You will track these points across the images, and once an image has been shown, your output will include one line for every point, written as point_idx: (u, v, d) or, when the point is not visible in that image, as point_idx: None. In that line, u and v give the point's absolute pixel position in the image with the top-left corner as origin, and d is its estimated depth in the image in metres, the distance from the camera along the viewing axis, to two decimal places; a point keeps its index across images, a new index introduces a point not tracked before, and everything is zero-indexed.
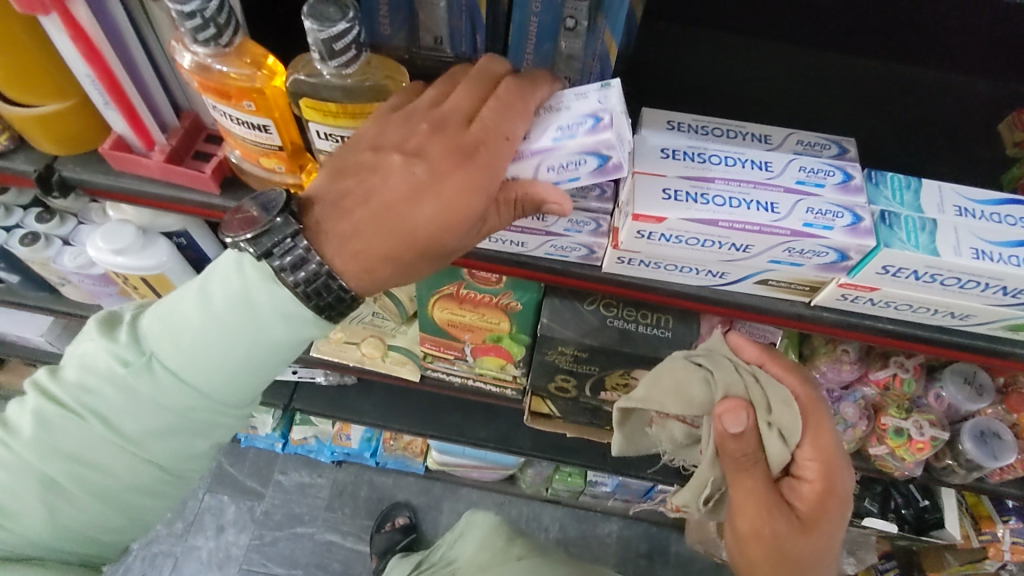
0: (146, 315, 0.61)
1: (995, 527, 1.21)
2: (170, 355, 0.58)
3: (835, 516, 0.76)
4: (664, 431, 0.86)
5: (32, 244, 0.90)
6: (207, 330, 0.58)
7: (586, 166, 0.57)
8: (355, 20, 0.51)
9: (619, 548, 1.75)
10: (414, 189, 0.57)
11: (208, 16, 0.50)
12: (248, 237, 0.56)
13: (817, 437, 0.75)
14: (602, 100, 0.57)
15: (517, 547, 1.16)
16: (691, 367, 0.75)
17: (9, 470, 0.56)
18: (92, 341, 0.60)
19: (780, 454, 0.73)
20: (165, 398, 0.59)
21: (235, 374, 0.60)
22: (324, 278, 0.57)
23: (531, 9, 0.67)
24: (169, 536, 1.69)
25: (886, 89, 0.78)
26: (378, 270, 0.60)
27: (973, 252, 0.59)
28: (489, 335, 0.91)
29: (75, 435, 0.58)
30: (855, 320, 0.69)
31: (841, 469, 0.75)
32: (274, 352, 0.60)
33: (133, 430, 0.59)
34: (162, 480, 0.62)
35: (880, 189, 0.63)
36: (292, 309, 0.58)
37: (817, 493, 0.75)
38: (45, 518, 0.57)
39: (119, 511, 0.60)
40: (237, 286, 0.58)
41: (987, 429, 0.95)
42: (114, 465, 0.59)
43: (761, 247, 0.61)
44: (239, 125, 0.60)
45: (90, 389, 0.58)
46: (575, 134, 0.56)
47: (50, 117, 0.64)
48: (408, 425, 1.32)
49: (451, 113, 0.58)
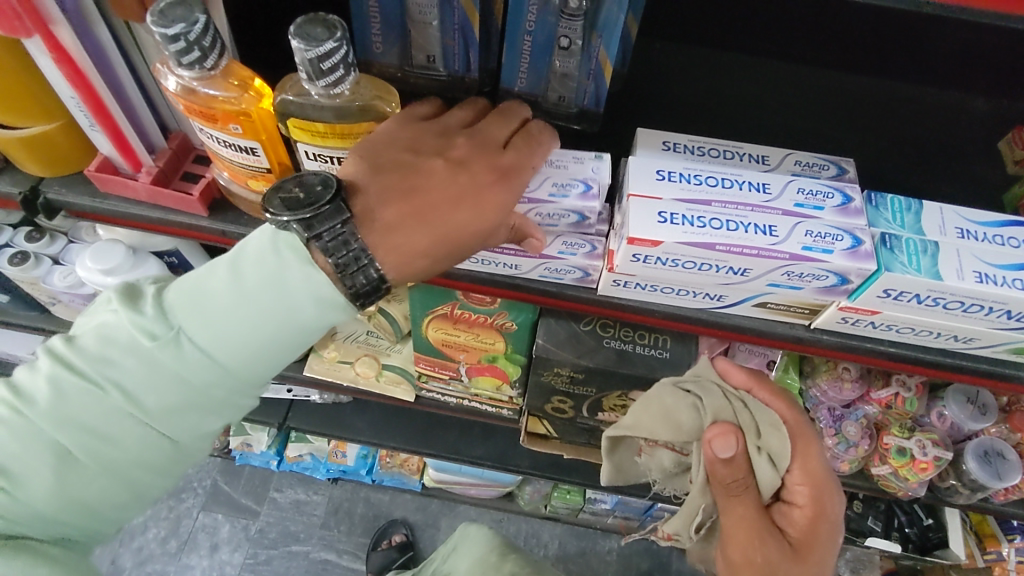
0: (173, 287, 0.56)
1: (1000, 546, 1.18)
2: (197, 332, 0.54)
3: (825, 541, 0.75)
4: (653, 460, 0.85)
5: (21, 263, 0.88)
6: (235, 309, 0.54)
7: (566, 220, 0.62)
8: (343, 39, 0.50)
9: (619, 566, 1.72)
10: (458, 190, 0.57)
11: (192, 40, 0.49)
12: (300, 219, 0.53)
13: (806, 460, 0.73)
14: (596, 171, 0.62)
15: (511, 562, 1.13)
16: (679, 394, 0.73)
17: (22, 437, 0.53)
18: (114, 309, 0.56)
19: (771, 480, 0.72)
20: (187, 375, 0.55)
21: (260, 358, 0.56)
22: (367, 267, 0.55)
23: (524, 29, 0.66)
24: (163, 555, 1.66)
25: (883, 105, 0.77)
26: (415, 264, 0.57)
27: (977, 276, 0.58)
28: (485, 355, 0.89)
29: (92, 407, 0.54)
30: (855, 343, 0.68)
31: (832, 494, 0.75)
32: (301, 335, 0.56)
33: (151, 405, 0.55)
34: (175, 456, 0.59)
35: (880, 211, 0.62)
36: (325, 293, 0.54)
37: (809, 518, 0.74)
38: (52, 488, 0.54)
39: (129, 484, 0.58)
40: (271, 266, 0.53)
41: (991, 448, 0.94)
42: (129, 440, 0.56)
43: (760, 271, 0.59)
44: (227, 147, 0.59)
45: (109, 361, 0.54)
46: (569, 195, 0.60)
47: (37, 140, 0.63)
48: (404, 443, 1.30)
49: (486, 136, 0.60)
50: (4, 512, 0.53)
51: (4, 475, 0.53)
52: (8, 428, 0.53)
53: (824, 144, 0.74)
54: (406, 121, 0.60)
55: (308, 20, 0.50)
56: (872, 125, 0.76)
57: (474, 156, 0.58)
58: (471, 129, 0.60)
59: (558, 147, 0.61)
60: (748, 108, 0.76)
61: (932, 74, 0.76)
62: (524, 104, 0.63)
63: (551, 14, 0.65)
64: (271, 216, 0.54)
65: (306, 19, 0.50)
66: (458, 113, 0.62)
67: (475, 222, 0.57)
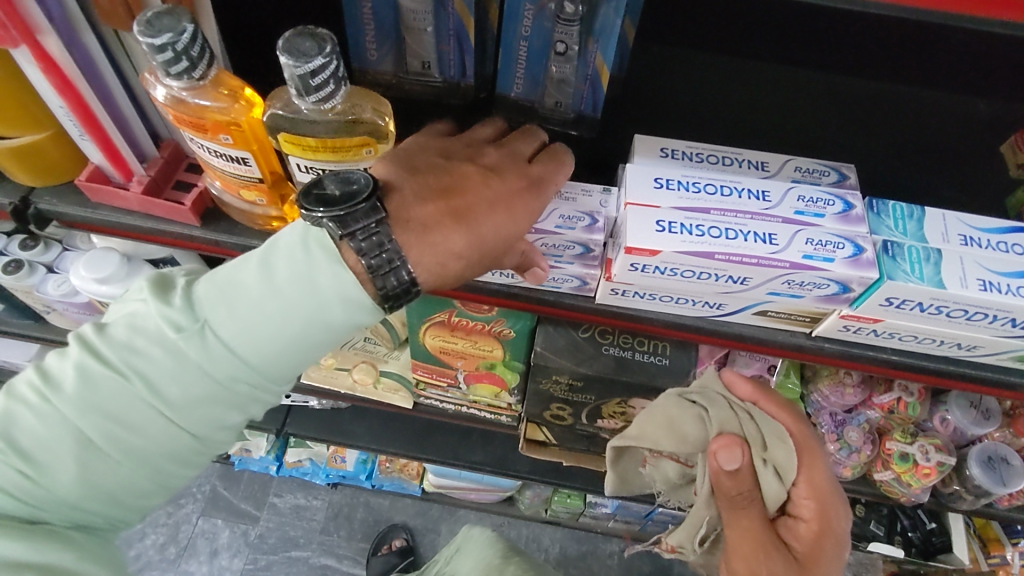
0: (204, 279, 0.55)
1: (1004, 550, 1.17)
2: (225, 324, 0.53)
3: (832, 558, 0.73)
4: (657, 471, 0.84)
5: (15, 271, 0.87)
6: (263, 303, 0.53)
7: (571, 252, 0.62)
8: (332, 54, 0.49)
9: (621, 570, 1.71)
10: (495, 192, 0.58)
11: (180, 50, 0.48)
12: (339, 213, 0.52)
13: (811, 471, 0.73)
14: (604, 205, 0.63)
15: (511, 566, 1.11)
16: (685, 405, 0.73)
17: (48, 422, 0.52)
18: (144, 300, 0.55)
19: (776, 493, 0.71)
20: (211, 367, 0.53)
21: (286, 352, 0.54)
22: (399, 268, 0.54)
23: (520, 34, 0.67)
24: (162, 561, 1.65)
25: (884, 108, 0.76)
26: (449, 266, 0.57)
27: (981, 284, 0.57)
28: (483, 362, 0.88)
29: (116, 394, 0.53)
30: (858, 352, 0.67)
31: (837, 509, 0.74)
32: (327, 333, 0.55)
33: (174, 397, 0.54)
34: (197, 450, 0.57)
35: (882, 219, 0.61)
36: (353, 293, 0.53)
37: (814, 533, 0.73)
38: (76, 475, 0.53)
39: (149, 477, 0.56)
40: (301, 263, 0.52)
41: (995, 454, 0.93)
42: (151, 430, 0.54)
43: (760, 280, 0.58)
44: (219, 158, 0.58)
45: (136, 350, 0.53)
46: (576, 228, 0.62)
47: (25, 149, 0.63)
48: (404, 449, 1.29)
49: (513, 149, 0.62)
50: (26, 498, 0.52)
51: (29, 459, 0.52)
52: (34, 414, 0.52)
53: (823, 149, 0.73)
54: (432, 136, 0.63)
55: (297, 33, 0.49)
56: (874, 129, 0.75)
57: (505, 163, 0.60)
58: (497, 143, 0.63)
59: (570, 170, 0.61)
60: (747, 113, 0.75)
61: (933, 77, 0.75)
62: (542, 129, 0.65)
63: (547, 19, 0.65)
64: (303, 211, 0.53)
65: (295, 32, 0.49)
66: (480, 130, 0.65)
67: (512, 224, 0.58)
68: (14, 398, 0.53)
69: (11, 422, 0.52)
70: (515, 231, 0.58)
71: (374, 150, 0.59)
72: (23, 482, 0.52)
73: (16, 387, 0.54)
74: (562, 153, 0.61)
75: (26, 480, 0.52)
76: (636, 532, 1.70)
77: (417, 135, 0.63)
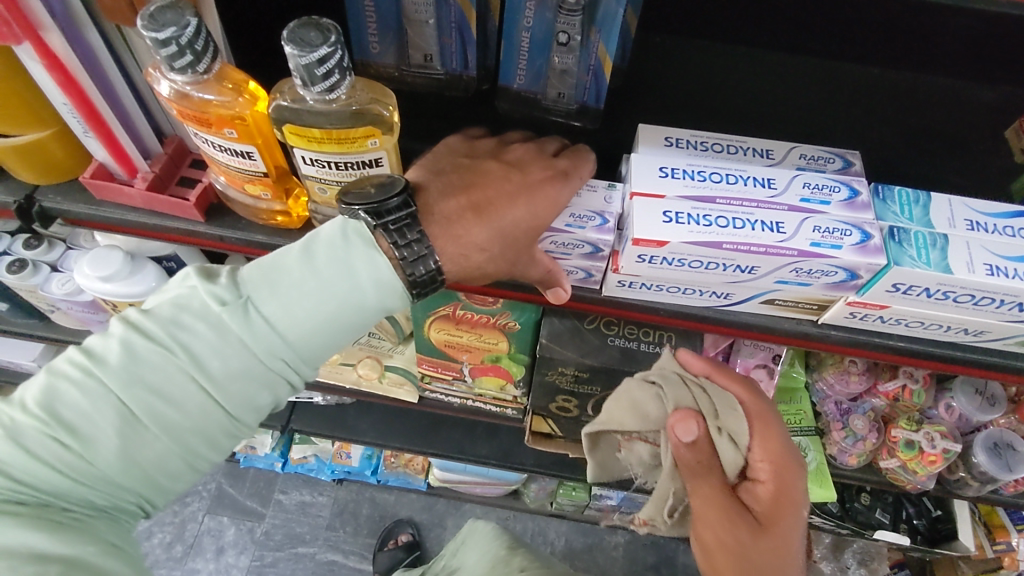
0: (246, 264, 0.57)
1: (1009, 537, 1.19)
2: (268, 301, 0.55)
3: (792, 518, 0.72)
4: (632, 455, 0.80)
5: (19, 271, 0.87)
6: (303, 285, 0.55)
7: (580, 250, 0.62)
8: (338, 44, 0.48)
9: (626, 562, 1.72)
10: (514, 185, 0.60)
11: (184, 43, 0.48)
12: (375, 207, 0.55)
13: (766, 437, 0.73)
14: (609, 201, 0.62)
15: (518, 557, 1.11)
16: (645, 385, 0.73)
17: (92, 397, 0.52)
18: (188, 283, 0.56)
19: (734, 460, 0.71)
20: (253, 343, 0.55)
21: (323, 331, 0.56)
22: (427, 257, 0.56)
23: (523, 25, 0.68)
24: (169, 560, 1.65)
25: (887, 94, 0.76)
26: (472, 257, 0.59)
27: (987, 268, 0.57)
28: (488, 355, 0.88)
29: (160, 368, 0.53)
30: (864, 339, 0.67)
31: (797, 474, 0.73)
32: (358, 315, 0.57)
33: (215, 373, 0.54)
34: (230, 430, 0.57)
35: (887, 204, 0.61)
36: (387, 276, 0.56)
37: (773, 494, 0.72)
38: (116, 450, 0.52)
39: (185, 455, 0.55)
40: (341, 249, 0.55)
41: (1000, 440, 0.92)
42: (190, 403, 0.54)
43: (768, 269, 0.58)
44: (224, 152, 0.58)
45: (181, 325, 0.54)
46: (585, 226, 0.60)
47: (28, 147, 0.63)
48: (409, 444, 1.30)
49: (538, 146, 0.65)
50: (69, 473, 0.51)
51: (72, 433, 0.51)
52: (78, 388, 0.52)
53: (825, 136, 0.73)
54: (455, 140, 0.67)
55: (301, 23, 0.49)
56: (876, 115, 0.75)
57: (529, 160, 0.63)
58: (522, 143, 0.66)
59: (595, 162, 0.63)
60: (748, 101, 0.75)
61: (934, 61, 0.75)
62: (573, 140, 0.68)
63: (549, 10, 0.65)
64: (341, 206, 0.56)
65: (300, 22, 0.49)
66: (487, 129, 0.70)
67: (532, 217, 0.58)
68: (57, 375, 0.52)
69: (54, 397, 0.51)
70: (537, 223, 0.59)
71: (380, 142, 0.56)
72: (67, 456, 0.51)
73: (57, 364, 0.53)
74: (586, 154, 0.63)
75: (69, 454, 0.51)
76: None
77: (450, 138, 0.67)
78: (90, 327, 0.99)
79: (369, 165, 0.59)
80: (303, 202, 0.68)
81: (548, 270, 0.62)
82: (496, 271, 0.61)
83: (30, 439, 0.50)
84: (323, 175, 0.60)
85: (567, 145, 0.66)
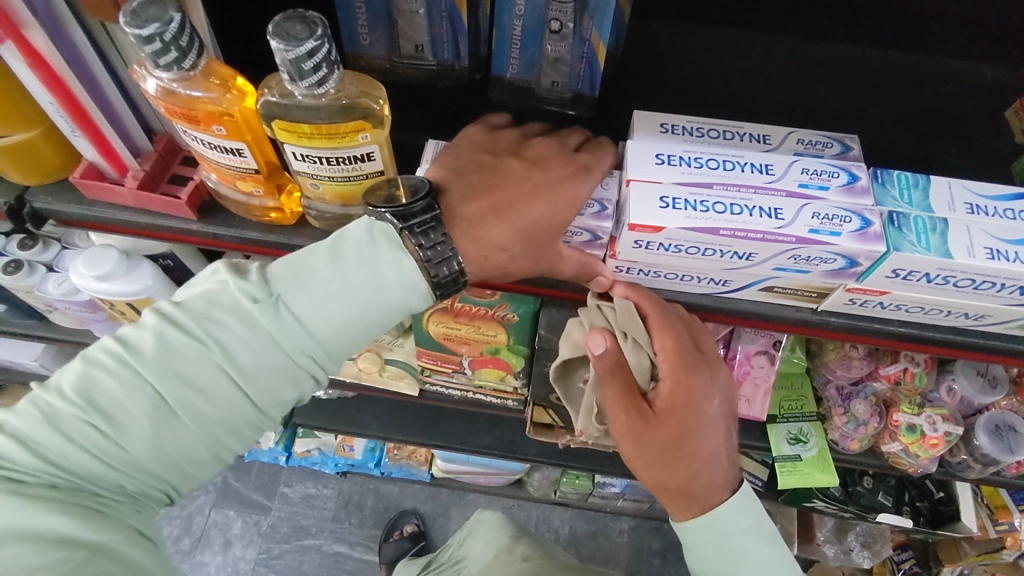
0: (275, 262, 0.58)
1: (1011, 517, 1.20)
2: (297, 300, 0.56)
3: (695, 411, 0.69)
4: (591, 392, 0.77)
5: (15, 272, 0.87)
6: (331, 284, 0.56)
7: (579, 237, 0.61)
8: (324, 37, 0.47)
9: (630, 548, 1.73)
10: (533, 184, 0.60)
11: (168, 40, 0.47)
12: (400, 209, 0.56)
13: (662, 333, 0.66)
14: (606, 187, 0.61)
15: (523, 545, 1.11)
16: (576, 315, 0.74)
17: (126, 385, 0.53)
18: (218, 279, 0.57)
19: (638, 363, 0.69)
20: (281, 338, 0.56)
21: (347, 329, 0.58)
22: (450, 258, 0.57)
23: (514, 12, 0.67)
24: (177, 553, 1.67)
25: (886, 75, 0.75)
26: (493, 258, 0.60)
27: (988, 252, 0.56)
28: (487, 347, 0.88)
29: (192, 359, 0.54)
30: (863, 325, 0.67)
31: (695, 371, 0.68)
32: (381, 314, 0.58)
33: (243, 366, 0.55)
34: (254, 422, 0.58)
35: (886, 189, 0.60)
36: (412, 278, 0.57)
37: (672, 392, 0.68)
38: (149, 438, 0.53)
39: (212, 444, 0.56)
40: (368, 251, 0.56)
41: (1002, 422, 0.93)
42: (219, 395, 0.55)
43: (766, 255, 0.58)
44: (213, 149, 0.58)
45: (213, 319, 0.55)
46: (585, 213, 0.60)
47: (16, 148, 0.62)
48: (412, 436, 1.30)
49: (560, 141, 0.64)
50: (104, 459, 0.52)
51: (107, 420, 0.52)
52: (113, 376, 0.52)
53: (824, 118, 0.72)
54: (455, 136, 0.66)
55: (287, 17, 0.48)
56: (874, 97, 0.74)
57: (549, 156, 0.62)
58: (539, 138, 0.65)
59: (613, 155, 0.62)
60: (744, 84, 0.74)
61: (932, 42, 0.74)
62: (579, 129, 0.67)
63: None
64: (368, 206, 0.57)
65: (285, 16, 0.48)
66: (491, 117, 0.68)
67: (551, 215, 0.59)
68: (92, 363, 0.53)
69: (89, 384, 0.52)
70: (556, 221, 0.59)
71: (371, 136, 0.55)
72: (102, 442, 0.52)
73: (92, 353, 0.54)
74: (604, 150, 0.62)
75: (104, 440, 0.52)
76: (644, 510, 1.71)
77: (472, 128, 0.66)
78: (89, 326, 0.99)
79: (363, 160, 0.58)
80: (297, 198, 0.67)
81: (581, 265, 0.62)
82: (495, 263, 0.61)
83: (66, 424, 0.51)
84: (314, 171, 0.58)
85: (587, 140, 0.65)
